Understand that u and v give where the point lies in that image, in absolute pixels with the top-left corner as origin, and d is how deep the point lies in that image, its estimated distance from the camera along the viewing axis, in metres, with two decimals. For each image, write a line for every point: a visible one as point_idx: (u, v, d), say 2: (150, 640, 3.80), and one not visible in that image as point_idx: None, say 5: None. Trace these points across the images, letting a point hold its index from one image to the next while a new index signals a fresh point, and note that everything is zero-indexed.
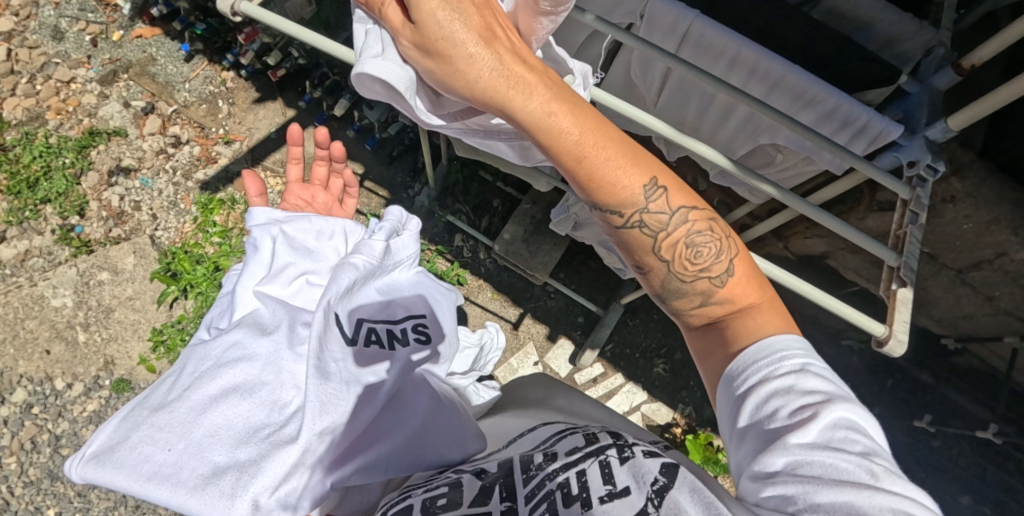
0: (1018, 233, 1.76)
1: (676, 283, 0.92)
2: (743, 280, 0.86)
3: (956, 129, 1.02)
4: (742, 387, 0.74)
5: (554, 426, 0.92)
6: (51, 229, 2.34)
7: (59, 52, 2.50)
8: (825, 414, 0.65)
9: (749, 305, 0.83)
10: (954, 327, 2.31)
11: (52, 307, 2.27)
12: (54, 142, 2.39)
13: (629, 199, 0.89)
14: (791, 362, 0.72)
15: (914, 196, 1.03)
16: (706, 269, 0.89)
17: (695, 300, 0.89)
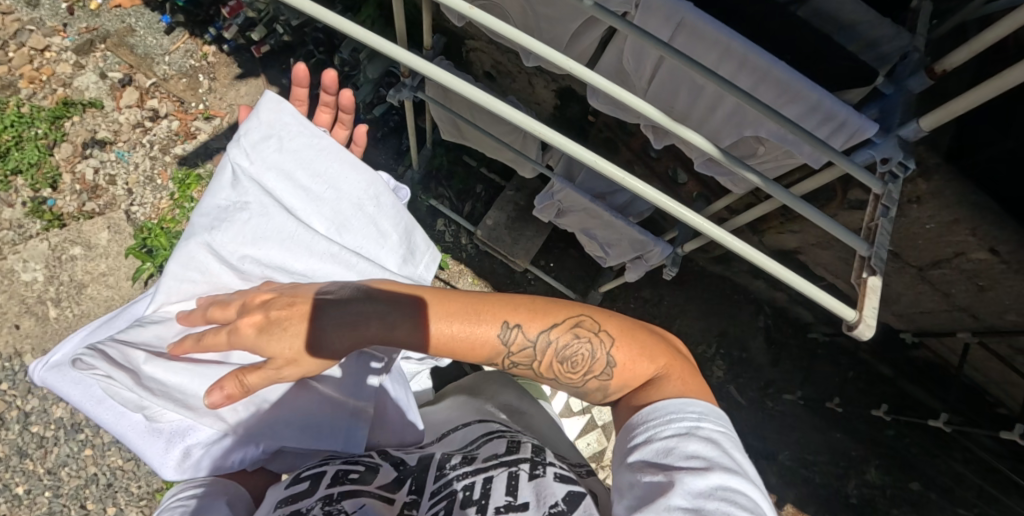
0: (977, 234, 1.85)
1: (598, 387, 0.99)
2: (650, 385, 0.92)
3: (927, 129, 1.08)
4: (638, 448, 0.81)
5: (482, 429, 1.06)
6: (22, 201, 2.27)
7: (33, 18, 2.42)
8: (711, 472, 0.72)
9: (659, 387, 0.90)
10: (913, 322, 2.42)
11: (22, 281, 2.21)
12: (26, 112, 2.32)
13: (576, 379, 0.95)
14: (681, 426, 0.79)
15: (884, 191, 1.08)
16: (612, 383, 0.95)
17: (596, 398, 0.97)
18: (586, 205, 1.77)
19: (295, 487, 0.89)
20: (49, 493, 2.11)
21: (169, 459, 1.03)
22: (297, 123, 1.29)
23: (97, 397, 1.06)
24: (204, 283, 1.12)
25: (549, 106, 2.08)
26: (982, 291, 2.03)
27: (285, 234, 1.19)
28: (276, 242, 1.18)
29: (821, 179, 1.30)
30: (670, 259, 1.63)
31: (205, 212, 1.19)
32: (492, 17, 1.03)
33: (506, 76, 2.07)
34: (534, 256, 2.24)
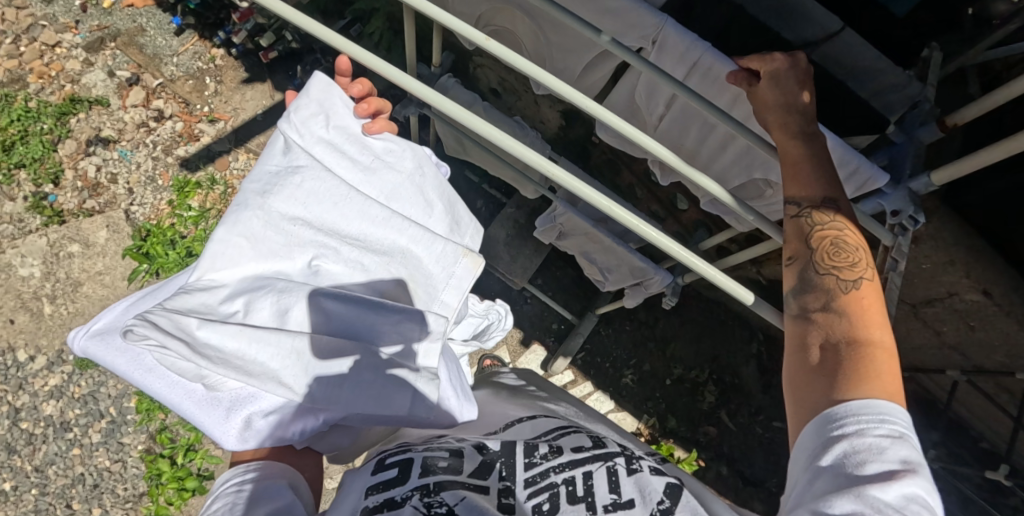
0: (970, 276, 1.88)
1: (812, 274, 0.90)
2: (870, 303, 0.84)
3: (939, 182, 1.00)
4: (837, 430, 0.72)
5: (552, 421, 1.11)
6: (23, 196, 2.28)
7: (47, 14, 2.45)
8: (907, 487, 0.65)
9: (869, 342, 0.79)
10: (903, 356, 2.44)
11: (19, 277, 2.21)
12: (33, 106, 2.33)
13: (807, 195, 0.93)
14: (890, 426, 0.70)
15: (896, 244, 1.00)
16: (840, 269, 0.88)
17: (822, 299, 0.86)
18: (588, 229, 1.80)
19: (385, 472, 0.90)
20: (36, 491, 2.10)
21: (229, 428, 0.94)
22: (345, 105, 1.16)
23: (145, 365, 0.97)
24: (253, 250, 1.02)
25: (553, 125, 2.09)
26: (972, 331, 2.06)
27: (338, 196, 1.10)
28: (325, 209, 1.09)
29: None
30: (670, 289, 1.59)
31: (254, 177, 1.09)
32: (507, 49, 0.96)
33: (512, 94, 2.09)
34: (531, 274, 2.26)
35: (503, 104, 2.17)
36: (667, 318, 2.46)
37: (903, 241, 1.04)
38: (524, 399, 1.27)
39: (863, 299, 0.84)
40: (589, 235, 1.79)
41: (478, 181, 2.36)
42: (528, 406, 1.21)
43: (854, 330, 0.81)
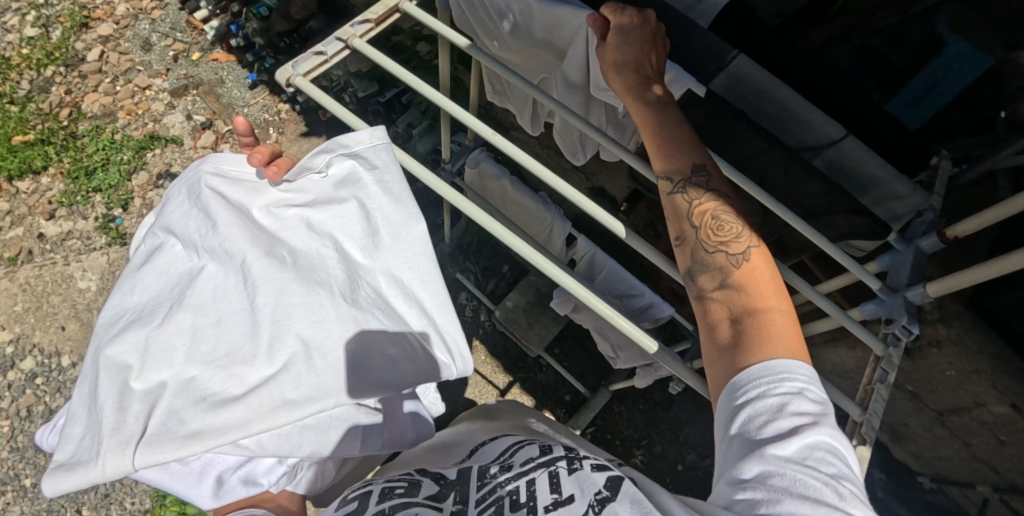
0: (997, 388, 1.75)
1: (701, 254, 0.92)
2: (759, 273, 0.86)
3: (934, 293, 0.96)
4: (743, 397, 0.74)
5: (512, 439, 1.19)
6: (94, 216, 2.53)
7: (144, 61, 2.80)
8: (807, 438, 0.68)
9: (768, 308, 0.81)
10: (932, 465, 2.29)
11: (77, 288, 2.42)
12: (118, 139, 2.64)
13: (679, 164, 0.96)
14: (793, 381, 0.73)
15: (886, 354, 0.96)
16: (727, 246, 0.90)
17: (716, 279, 0.88)
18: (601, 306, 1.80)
19: (347, 505, 1.03)
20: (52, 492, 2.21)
21: (204, 489, 1.11)
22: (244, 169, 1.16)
23: None
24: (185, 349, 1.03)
25: None
26: (1003, 447, 1.90)
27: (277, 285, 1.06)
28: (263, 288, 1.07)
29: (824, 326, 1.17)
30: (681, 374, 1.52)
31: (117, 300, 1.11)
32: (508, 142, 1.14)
33: None
34: (547, 342, 2.30)
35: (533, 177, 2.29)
36: (682, 401, 2.42)
37: (896, 351, 0.97)
38: (504, 424, 1.34)
39: (758, 273, 0.85)
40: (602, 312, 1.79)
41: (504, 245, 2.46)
42: (501, 428, 1.30)
43: (751, 302, 0.82)
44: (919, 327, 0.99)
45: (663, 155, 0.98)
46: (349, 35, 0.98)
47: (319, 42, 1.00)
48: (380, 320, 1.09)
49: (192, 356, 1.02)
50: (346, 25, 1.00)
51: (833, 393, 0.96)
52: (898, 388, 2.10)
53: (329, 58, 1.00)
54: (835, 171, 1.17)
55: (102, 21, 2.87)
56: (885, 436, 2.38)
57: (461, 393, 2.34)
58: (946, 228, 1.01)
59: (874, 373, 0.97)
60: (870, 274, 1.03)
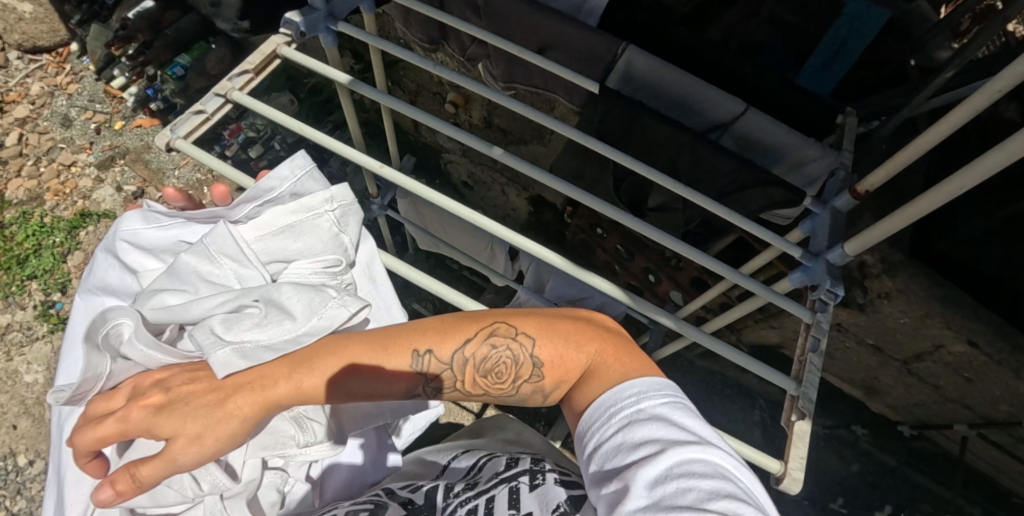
0: (951, 327, 1.76)
1: (511, 399, 0.93)
2: (564, 356, 0.88)
3: (853, 253, 0.97)
4: (597, 454, 0.77)
5: (474, 455, 1.18)
6: (33, 305, 2.43)
7: (66, 137, 2.72)
8: (647, 463, 0.68)
9: (587, 359, 0.88)
10: (908, 414, 2.31)
11: (23, 383, 2.31)
12: (47, 221, 2.55)
13: (408, 377, 0.90)
14: (624, 422, 0.76)
15: (814, 321, 0.97)
16: (514, 377, 0.89)
17: (536, 397, 0.91)
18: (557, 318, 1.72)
19: None
20: None
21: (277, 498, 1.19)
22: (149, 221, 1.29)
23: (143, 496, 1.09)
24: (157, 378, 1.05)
25: (524, 212, 2.17)
26: (969, 384, 1.92)
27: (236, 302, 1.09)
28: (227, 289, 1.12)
29: (751, 306, 1.19)
30: None
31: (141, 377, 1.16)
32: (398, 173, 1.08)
33: (482, 186, 2.20)
34: None
35: (474, 195, 2.30)
36: None
37: (824, 317, 0.99)
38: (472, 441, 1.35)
39: (551, 361, 0.88)
40: None
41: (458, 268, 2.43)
42: (463, 445, 1.31)
43: (555, 355, 0.88)
44: (844, 290, 1.00)
45: (381, 392, 0.91)
46: (227, 89, 0.98)
47: (199, 101, 0.99)
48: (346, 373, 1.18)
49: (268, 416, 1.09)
50: (223, 79, 0.99)
51: (768, 371, 0.98)
52: (860, 344, 2.11)
53: (210, 116, 0.99)
54: (745, 143, 1.15)
55: (16, 103, 2.79)
56: (859, 393, 2.39)
57: (438, 423, 2.30)
58: (855, 186, 1.03)
59: (808, 341, 0.98)
60: (791, 245, 1.04)
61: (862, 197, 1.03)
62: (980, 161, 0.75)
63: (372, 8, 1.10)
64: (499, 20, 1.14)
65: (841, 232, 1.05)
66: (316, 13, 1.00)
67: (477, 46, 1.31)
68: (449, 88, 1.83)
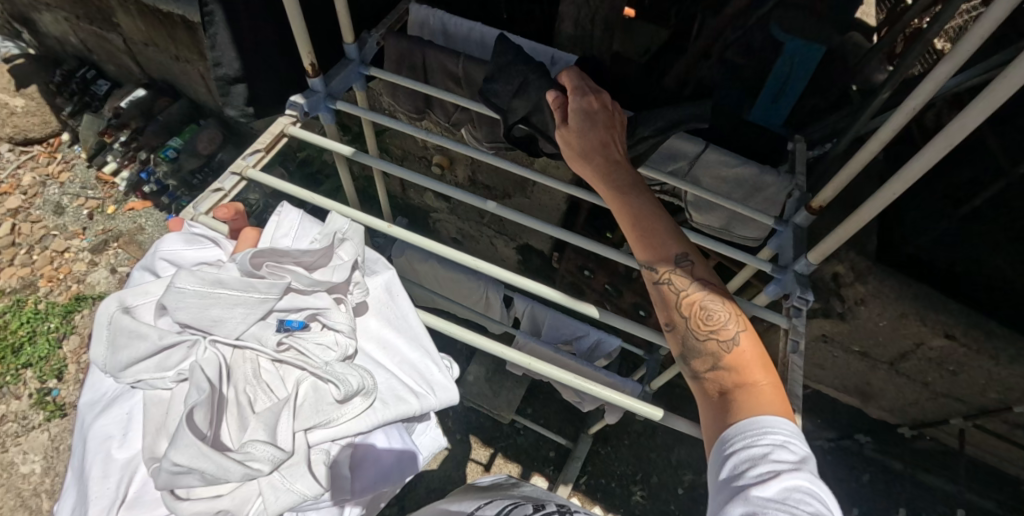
0: (927, 323, 1.85)
1: (693, 341, 0.90)
2: (752, 356, 0.85)
3: (816, 262, 1.06)
4: (731, 445, 0.77)
5: (499, 504, 1.19)
6: (28, 393, 2.40)
7: (58, 225, 2.77)
8: (787, 478, 0.71)
9: (758, 379, 0.83)
10: (904, 414, 2.38)
11: (20, 474, 2.25)
12: (42, 308, 2.56)
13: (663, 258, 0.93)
14: (775, 435, 0.75)
15: (791, 325, 1.06)
16: (716, 332, 0.89)
17: (707, 363, 0.88)
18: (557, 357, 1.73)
19: None
20: None
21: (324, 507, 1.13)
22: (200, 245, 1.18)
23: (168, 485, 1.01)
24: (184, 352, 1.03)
25: (513, 260, 2.27)
26: (955, 376, 2.00)
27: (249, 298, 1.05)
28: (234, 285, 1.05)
29: None
30: (642, 397, 1.59)
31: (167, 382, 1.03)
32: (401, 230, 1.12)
33: (471, 239, 2.31)
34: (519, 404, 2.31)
35: (464, 249, 2.39)
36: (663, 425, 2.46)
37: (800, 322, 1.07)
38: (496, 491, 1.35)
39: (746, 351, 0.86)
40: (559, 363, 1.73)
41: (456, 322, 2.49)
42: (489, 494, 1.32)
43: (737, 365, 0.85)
44: (813, 293, 1.07)
45: (651, 244, 0.93)
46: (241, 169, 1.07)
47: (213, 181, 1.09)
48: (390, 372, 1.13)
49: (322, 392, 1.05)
50: (238, 160, 1.08)
51: None
52: (847, 350, 2.18)
53: None
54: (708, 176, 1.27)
55: (8, 194, 2.85)
56: (855, 400, 2.46)
57: (448, 478, 2.30)
58: (810, 202, 1.14)
59: (788, 346, 1.06)
60: (761, 260, 1.15)
61: (818, 212, 1.13)
62: (912, 161, 0.87)
63: (362, 86, 1.26)
64: (479, 88, 1.27)
65: (803, 244, 1.15)
66: (316, 95, 1.12)
67: (461, 113, 1.43)
68: (434, 151, 1.95)
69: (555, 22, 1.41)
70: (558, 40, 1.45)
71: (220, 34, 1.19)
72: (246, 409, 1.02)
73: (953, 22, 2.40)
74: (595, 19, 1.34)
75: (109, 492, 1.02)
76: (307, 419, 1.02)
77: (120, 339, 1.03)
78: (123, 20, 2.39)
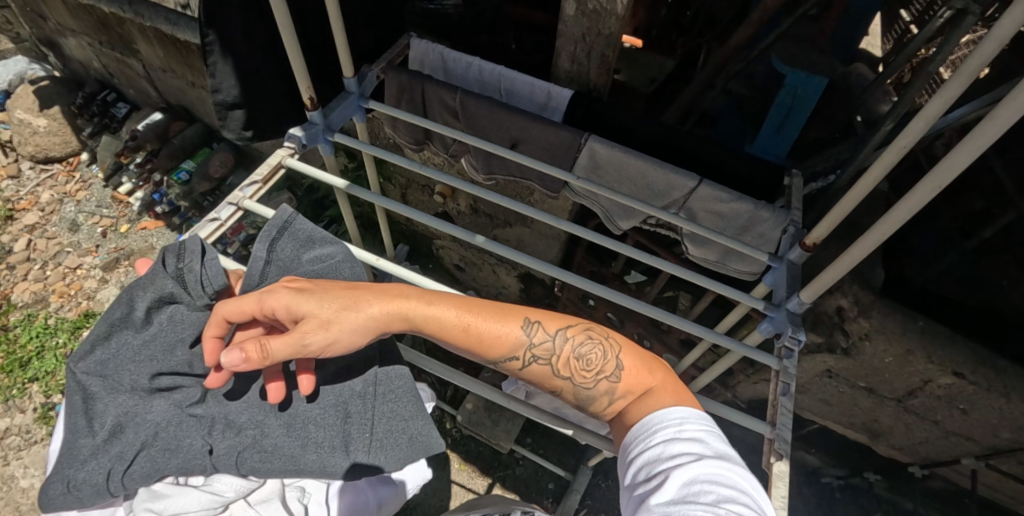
0: (934, 360, 1.79)
1: (584, 392, 1.04)
2: (649, 392, 0.98)
3: (809, 301, 1.05)
4: (654, 461, 0.86)
5: None
6: (33, 407, 2.44)
7: (73, 241, 2.84)
8: (683, 470, 0.79)
9: (650, 393, 0.98)
10: (915, 453, 2.30)
11: (19, 488, 2.26)
12: (52, 323, 2.61)
13: (513, 344, 1.03)
14: (679, 440, 0.85)
15: (781, 367, 1.05)
16: (599, 375, 1.02)
17: (600, 406, 1.02)
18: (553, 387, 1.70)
19: None
20: None
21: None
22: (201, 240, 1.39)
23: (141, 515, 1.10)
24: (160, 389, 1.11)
25: (514, 289, 2.27)
26: (966, 414, 1.92)
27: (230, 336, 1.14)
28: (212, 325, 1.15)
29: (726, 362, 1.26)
30: None
31: (141, 415, 1.09)
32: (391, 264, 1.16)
33: (473, 267, 2.31)
34: (517, 434, 2.28)
35: (467, 276, 2.39)
36: None
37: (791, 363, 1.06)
38: None
39: (631, 378, 1.00)
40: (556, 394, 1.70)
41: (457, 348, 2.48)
42: None
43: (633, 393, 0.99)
44: (805, 333, 1.07)
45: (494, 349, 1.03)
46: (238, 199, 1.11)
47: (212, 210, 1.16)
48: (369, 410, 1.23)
49: (297, 429, 1.16)
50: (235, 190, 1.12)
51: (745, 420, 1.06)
52: (853, 387, 2.10)
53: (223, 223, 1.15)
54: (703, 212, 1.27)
55: (26, 210, 2.94)
56: (864, 437, 2.38)
57: (444, 507, 2.26)
58: (803, 239, 1.13)
59: (778, 388, 1.05)
60: (754, 298, 1.14)
61: (812, 249, 1.13)
62: (903, 201, 0.87)
63: (362, 117, 1.30)
64: (476, 123, 1.30)
65: (797, 282, 1.14)
66: (316, 127, 1.16)
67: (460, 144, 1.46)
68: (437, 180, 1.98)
69: (553, 57, 1.45)
70: (556, 75, 1.49)
71: (220, 63, 1.21)
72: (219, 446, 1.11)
73: (958, 54, 2.40)
74: (591, 55, 1.37)
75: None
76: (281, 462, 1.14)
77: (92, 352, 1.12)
78: (144, 47, 2.49)
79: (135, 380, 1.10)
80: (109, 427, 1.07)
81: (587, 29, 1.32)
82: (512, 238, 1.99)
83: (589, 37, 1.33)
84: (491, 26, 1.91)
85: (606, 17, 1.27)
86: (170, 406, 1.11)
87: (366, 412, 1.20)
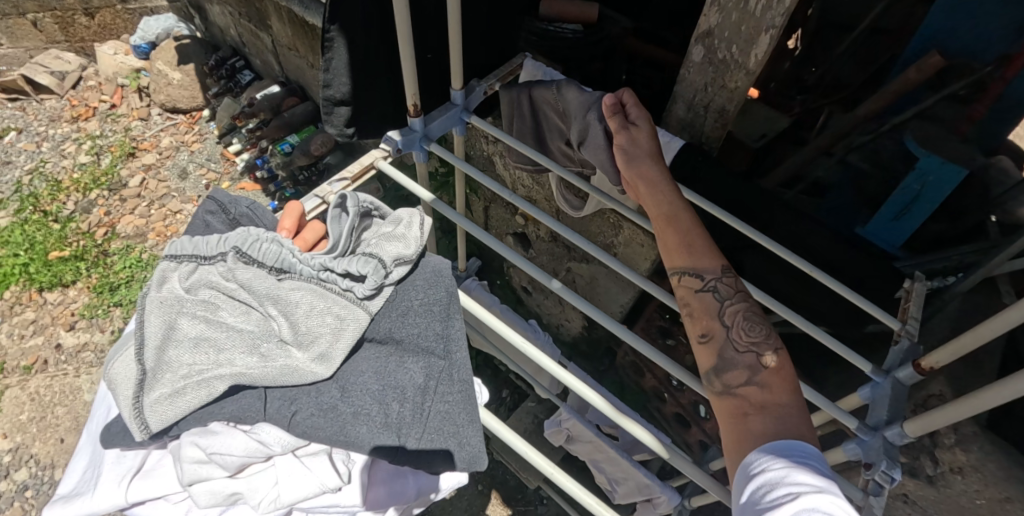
0: None
1: (731, 353, 0.88)
2: (781, 373, 0.86)
3: (912, 435, 0.91)
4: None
5: None
6: (111, 329, 2.66)
7: (179, 187, 3.08)
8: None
9: (782, 406, 0.81)
10: None
11: (82, 401, 2.47)
12: (145, 258, 2.85)
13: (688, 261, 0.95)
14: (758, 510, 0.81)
15: (865, 504, 0.92)
16: (756, 349, 0.88)
17: (741, 377, 0.85)
18: (594, 437, 1.60)
19: None
20: None
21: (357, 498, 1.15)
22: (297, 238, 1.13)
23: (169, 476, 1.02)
24: (230, 322, 0.99)
25: (576, 323, 2.19)
26: None
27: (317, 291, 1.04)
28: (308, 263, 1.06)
29: None
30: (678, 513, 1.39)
31: (218, 334, 0.97)
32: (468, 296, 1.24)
33: (540, 293, 2.26)
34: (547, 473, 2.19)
35: (532, 301, 2.34)
36: None
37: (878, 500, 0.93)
38: None
39: (781, 370, 0.85)
40: (596, 445, 1.59)
41: (505, 369, 2.43)
42: None
43: (766, 379, 0.84)
44: (902, 471, 0.92)
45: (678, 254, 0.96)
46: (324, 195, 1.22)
47: None
48: (444, 409, 1.08)
49: (350, 396, 1.01)
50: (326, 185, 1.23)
51: None
52: None
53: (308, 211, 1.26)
54: None
55: (147, 151, 3.23)
56: None
57: None
58: (918, 359, 0.98)
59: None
60: (845, 413, 1.00)
61: (927, 372, 0.97)
62: None
63: (462, 130, 1.30)
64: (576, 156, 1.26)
65: (901, 406, 0.99)
66: (414, 134, 1.17)
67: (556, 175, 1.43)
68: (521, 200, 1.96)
69: (668, 103, 1.38)
70: (667, 121, 1.41)
71: (335, 58, 1.25)
72: (273, 402, 0.98)
73: None
74: (710, 107, 1.28)
75: (125, 462, 1.03)
76: (323, 432, 0.97)
77: (168, 270, 1.03)
78: (277, 24, 2.66)
79: (209, 305, 1.00)
80: (185, 340, 0.96)
81: (711, 79, 1.24)
82: (585, 274, 1.92)
83: (711, 87, 1.25)
84: (606, 58, 1.87)
85: (735, 70, 1.18)
86: (249, 331, 0.99)
87: (420, 402, 1.06)
